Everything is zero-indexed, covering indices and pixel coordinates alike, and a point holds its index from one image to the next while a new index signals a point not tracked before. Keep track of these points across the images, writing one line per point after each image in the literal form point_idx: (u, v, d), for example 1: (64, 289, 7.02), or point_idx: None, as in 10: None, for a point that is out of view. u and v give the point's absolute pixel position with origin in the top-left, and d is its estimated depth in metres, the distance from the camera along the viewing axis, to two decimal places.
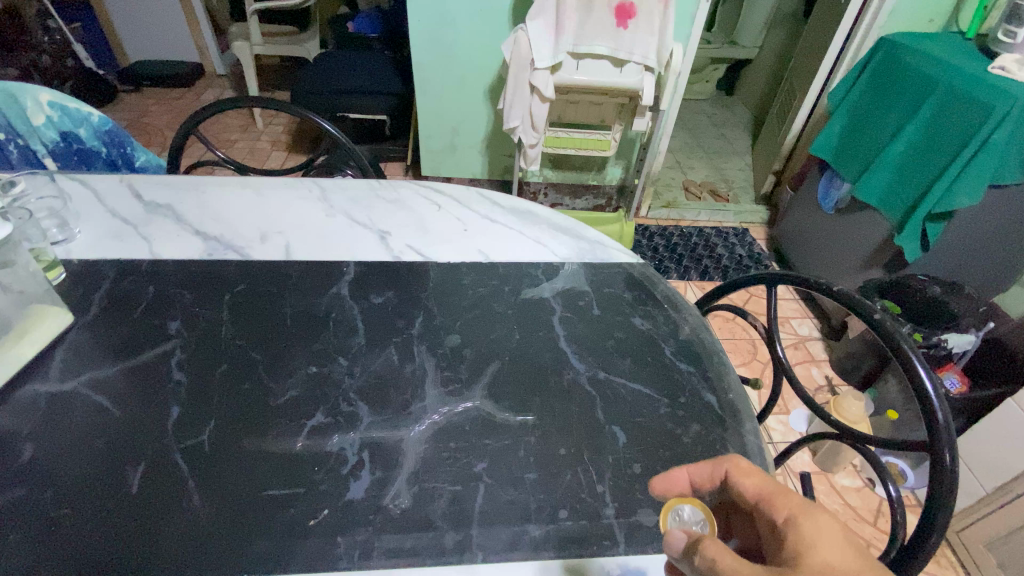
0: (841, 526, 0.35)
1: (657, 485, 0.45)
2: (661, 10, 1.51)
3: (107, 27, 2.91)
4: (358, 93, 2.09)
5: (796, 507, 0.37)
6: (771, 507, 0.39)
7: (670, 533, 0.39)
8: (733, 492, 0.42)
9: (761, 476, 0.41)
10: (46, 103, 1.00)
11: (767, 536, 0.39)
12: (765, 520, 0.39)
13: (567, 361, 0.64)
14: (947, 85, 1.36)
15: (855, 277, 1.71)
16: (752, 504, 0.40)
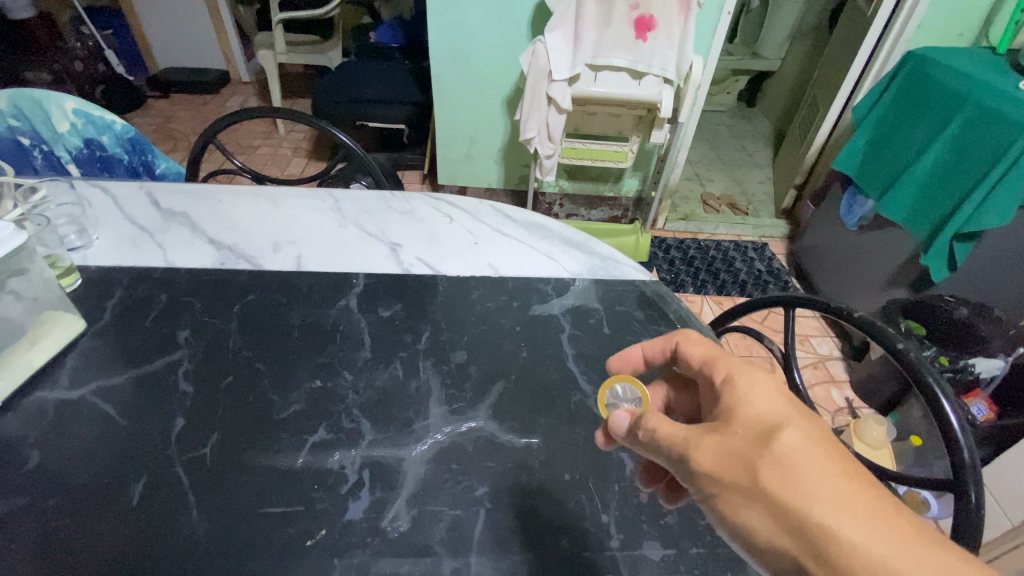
0: (770, 378, 0.40)
1: (615, 360, 0.56)
2: (681, 22, 1.50)
3: (138, 35, 3.01)
4: (378, 102, 2.12)
5: (733, 368, 0.42)
6: (711, 368, 0.45)
7: (615, 417, 0.45)
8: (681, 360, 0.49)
9: (706, 345, 0.47)
10: (70, 110, 1.02)
11: (708, 392, 0.45)
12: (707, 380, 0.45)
13: (574, 382, 0.63)
14: (976, 103, 1.32)
15: (878, 296, 1.66)
16: (696, 368, 0.47)
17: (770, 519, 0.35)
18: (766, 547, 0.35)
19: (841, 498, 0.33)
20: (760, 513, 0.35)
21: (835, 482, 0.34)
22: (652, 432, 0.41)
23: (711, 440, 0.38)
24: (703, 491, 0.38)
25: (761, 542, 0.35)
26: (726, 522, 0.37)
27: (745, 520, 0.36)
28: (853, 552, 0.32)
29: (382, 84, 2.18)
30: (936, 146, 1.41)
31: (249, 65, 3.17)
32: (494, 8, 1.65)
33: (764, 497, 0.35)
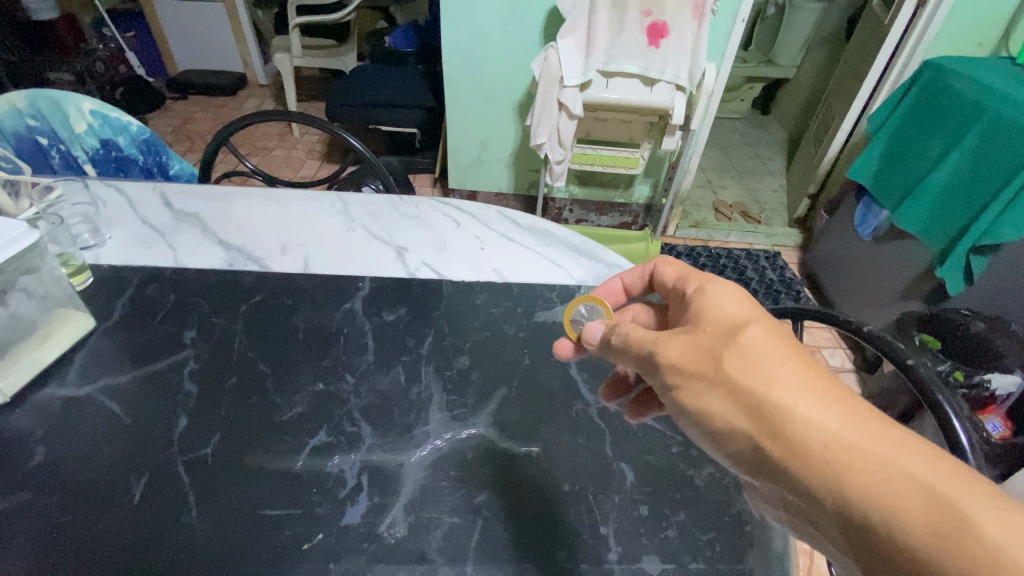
0: (736, 285, 0.43)
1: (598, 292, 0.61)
2: (694, 29, 1.49)
3: (158, 37, 3.07)
4: (391, 106, 2.14)
5: (705, 280, 0.45)
6: (684, 284, 0.47)
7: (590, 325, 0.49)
8: (659, 279, 0.52)
9: (682, 265, 0.50)
10: (88, 111, 1.05)
11: (681, 304, 0.47)
12: (681, 294, 0.47)
13: (577, 391, 0.63)
14: (995, 114, 1.30)
15: (892, 308, 1.63)
16: (671, 285, 0.50)
17: (728, 401, 0.36)
18: (727, 434, 0.37)
19: (798, 381, 0.35)
20: (720, 398, 0.36)
21: (794, 371, 0.35)
22: (624, 335, 0.44)
23: (679, 338, 0.40)
24: (669, 385, 0.40)
25: (722, 429, 0.37)
26: (691, 414, 0.38)
27: (705, 407, 0.37)
28: (806, 426, 0.33)
29: (395, 88, 2.20)
30: (953, 157, 1.39)
31: (266, 68, 3.21)
32: (508, 14, 1.66)
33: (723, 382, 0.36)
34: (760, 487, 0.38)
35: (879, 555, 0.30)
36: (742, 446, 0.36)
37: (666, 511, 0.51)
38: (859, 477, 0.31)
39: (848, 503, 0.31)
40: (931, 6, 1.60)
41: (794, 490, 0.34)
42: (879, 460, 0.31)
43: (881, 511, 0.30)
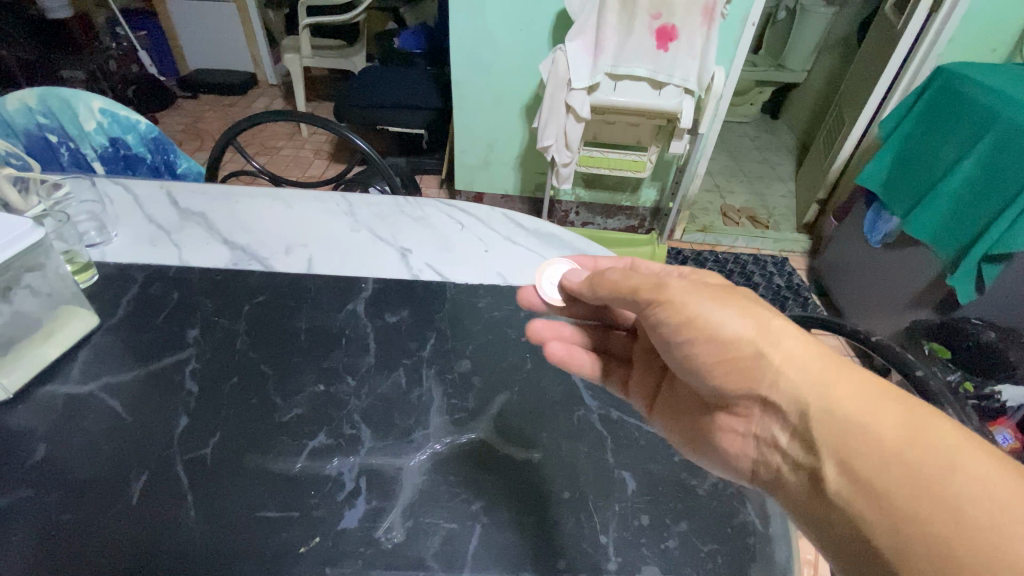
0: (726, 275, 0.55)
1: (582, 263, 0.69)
2: (703, 33, 1.48)
3: (170, 37, 3.10)
4: (399, 107, 2.14)
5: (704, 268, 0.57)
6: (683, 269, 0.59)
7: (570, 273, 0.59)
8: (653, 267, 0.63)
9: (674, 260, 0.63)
10: (97, 110, 1.06)
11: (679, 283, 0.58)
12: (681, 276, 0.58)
13: (578, 398, 0.62)
14: (1009, 121, 1.28)
15: (902, 316, 1.61)
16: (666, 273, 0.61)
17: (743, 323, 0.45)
18: (732, 345, 0.45)
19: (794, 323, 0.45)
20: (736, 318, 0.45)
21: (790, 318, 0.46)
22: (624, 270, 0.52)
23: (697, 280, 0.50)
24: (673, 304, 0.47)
25: (729, 342, 0.45)
26: (699, 331, 0.46)
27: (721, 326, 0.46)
28: (806, 348, 0.43)
29: (404, 89, 2.20)
30: (965, 164, 1.37)
31: (276, 68, 3.23)
32: (516, 16, 1.66)
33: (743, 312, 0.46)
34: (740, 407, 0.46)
35: (852, 441, 0.38)
36: (745, 358, 0.44)
37: (667, 521, 0.51)
38: (846, 385, 0.40)
39: (833, 402, 0.40)
40: (945, 11, 1.59)
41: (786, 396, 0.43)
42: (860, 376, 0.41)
43: (859, 408, 0.39)
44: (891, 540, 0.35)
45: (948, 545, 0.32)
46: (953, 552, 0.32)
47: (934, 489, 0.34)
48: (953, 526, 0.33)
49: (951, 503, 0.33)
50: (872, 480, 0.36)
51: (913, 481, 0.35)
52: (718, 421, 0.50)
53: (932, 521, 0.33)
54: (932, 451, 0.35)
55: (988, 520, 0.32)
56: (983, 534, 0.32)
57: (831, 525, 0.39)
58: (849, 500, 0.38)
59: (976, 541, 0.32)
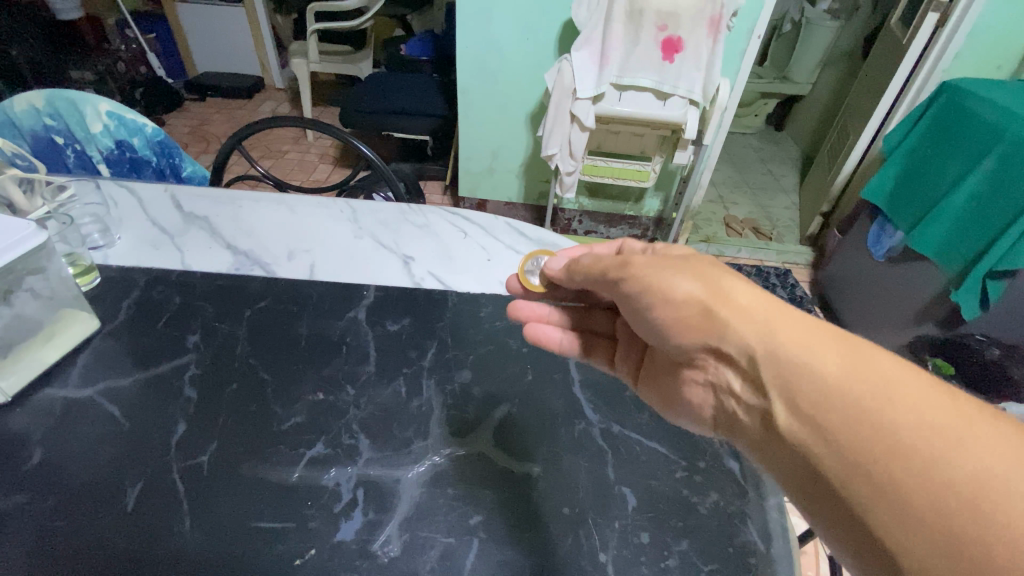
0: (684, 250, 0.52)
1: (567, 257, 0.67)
2: (709, 45, 1.49)
3: (179, 39, 3.13)
4: (404, 113, 2.15)
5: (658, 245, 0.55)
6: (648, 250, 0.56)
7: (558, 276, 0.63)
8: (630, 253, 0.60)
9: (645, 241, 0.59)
10: (104, 112, 1.06)
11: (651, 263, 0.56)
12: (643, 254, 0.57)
13: (580, 410, 0.61)
14: (1015, 137, 1.28)
15: (906, 331, 1.60)
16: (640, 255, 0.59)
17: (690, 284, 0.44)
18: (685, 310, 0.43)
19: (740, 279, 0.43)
20: (686, 276, 0.44)
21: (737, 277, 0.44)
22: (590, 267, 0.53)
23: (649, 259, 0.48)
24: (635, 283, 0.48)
25: (681, 306, 0.44)
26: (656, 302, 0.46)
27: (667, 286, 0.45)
28: (752, 295, 0.41)
29: (410, 95, 2.21)
30: (970, 179, 1.36)
31: (283, 72, 3.25)
32: (523, 25, 1.67)
33: (692, 270, 0.45)
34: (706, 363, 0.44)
35: (801, 389, 0.36)
36: (697, 318, 0.43)
37: (667, 540, 0.50)
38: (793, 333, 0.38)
39: (776, 348, 0.38)
40: (951, 26, 1.59)
41: (732, 345, 0.41)
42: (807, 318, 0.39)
43: (804, 354, 0.37)
44: (833, 478, 0.34)
45: (889, 470, 0.31)
46: (902, 484, 0.30)
47: (875, 428, 0.32)
48: (892, 451, 0.31)
49: (891, 439, 0.32)
50: (815, 421, 0.35)
51: (858, 419, 0.33)
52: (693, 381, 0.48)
53: (878, 457, 0.32)
54: (873, 385, 0.34)
55: (929, 449, 0.30)
56: (917, 466, 0.30)
57: (794, 468, 0.38)
58: (804, 439, 0.36)
59: (912, 475, 0.30)
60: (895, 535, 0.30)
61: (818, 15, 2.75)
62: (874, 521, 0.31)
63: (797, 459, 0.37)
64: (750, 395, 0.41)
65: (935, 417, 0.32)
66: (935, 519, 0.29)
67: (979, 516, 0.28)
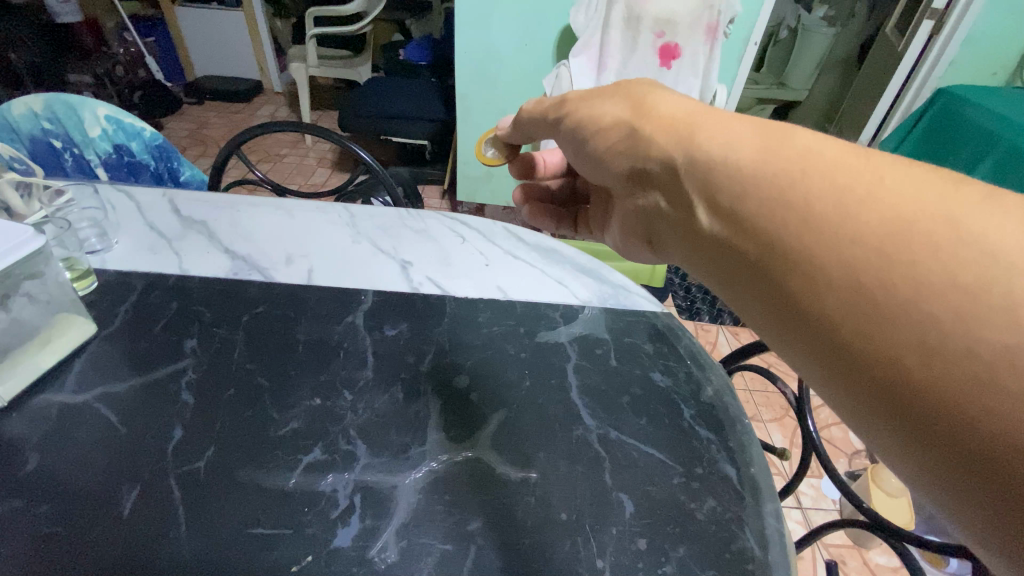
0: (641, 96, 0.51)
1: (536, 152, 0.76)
2: (706, 51, 1.50)
3: (178, 44, 3.13)
4: (403, 118, 2.15)
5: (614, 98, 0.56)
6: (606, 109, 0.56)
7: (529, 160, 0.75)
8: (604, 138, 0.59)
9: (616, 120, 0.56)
10: (103, 116, 1.07)
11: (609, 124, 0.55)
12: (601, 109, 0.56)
13: (577, 416, 0.62)
14: (1008, 144, 1.29)
15: None
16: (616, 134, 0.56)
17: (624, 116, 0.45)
18: (617, 133, 0.45)
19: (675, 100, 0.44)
20: (621, 108, 0.46)
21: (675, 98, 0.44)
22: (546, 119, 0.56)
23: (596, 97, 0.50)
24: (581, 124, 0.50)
25: (616, 131, 0.46)
26: (595, 133, 0.48)
27: (610, 122, 0.46)
28: (678, 108, 0.43)
29: (409, 100, 2.22)
30: None
31: (282, 76, 3.26)
32: (522, 31, 1.68)
33: (627, 103, 0.46)
34: (635, 183, 0.45)
35: (715, 180, 0.36)
36: (625, 136, 0.44)
37: (664, 546, 0.50)
38: (712, 132, 0.38)
39: (700, 144, 0.38)
40: (945, 34, 1.60)
41: (657, 152, 0.41)
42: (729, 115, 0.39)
43: (724, 150, 0.36)
44: (748, 246, 0.33)
45: (799, 238, 0.30)
46: (813, 254, 0.29)
47: (798, 209, 0.31)
48: (804, 218, 0.30)
49: (815, 195, 0.30)
50: (730, 196, 0.34)
51: (771, 196, 0.32)
52: (629, 216, 0.49)
53: (789, 228, 0.31)
54: (786, 161, 0.33)
55: (840, 211, 0.29)
56: (831, 206, 0.30)
57: (711, 270, 0.37)
58: (717, 232, 0.35)
59: (825, 213, 0.30)
60: (809, 284, 0.29)
61: (814, 22, 2.77)
62: (799, 304, 0.30)
63: (721, 257, 0.35)
64: (670, 207, 0.41)
65: (847, 183, 0.30)
66: (865, 283, 0.27)
67: (910, 265, 0.26)
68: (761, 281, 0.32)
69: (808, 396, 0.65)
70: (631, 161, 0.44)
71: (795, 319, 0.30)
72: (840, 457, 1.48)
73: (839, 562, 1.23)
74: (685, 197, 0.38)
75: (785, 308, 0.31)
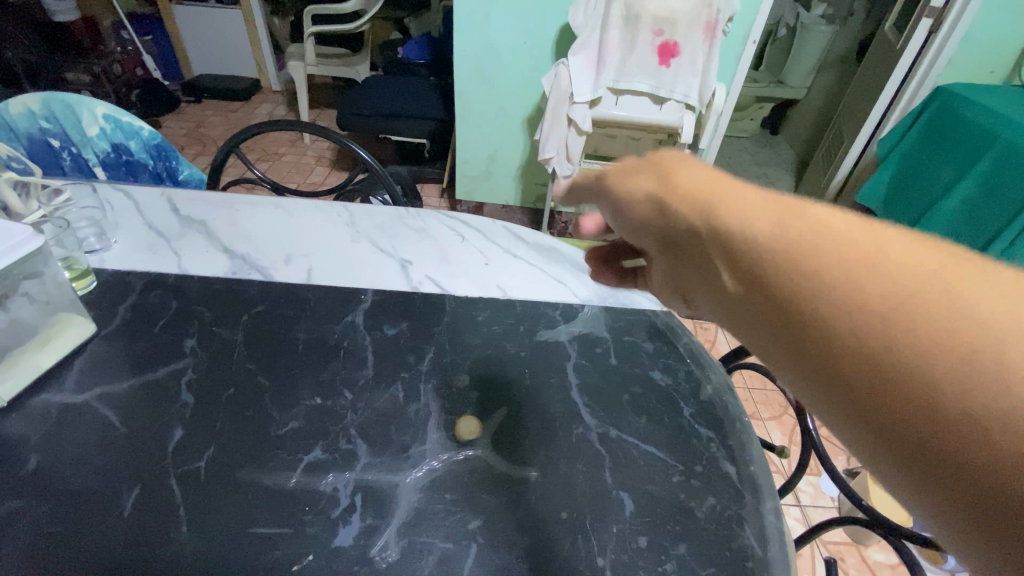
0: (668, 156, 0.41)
1: None
2: (705, 50, 1.50)
3: (175, 42, 3.12)
4: (401, 117, 2.15)
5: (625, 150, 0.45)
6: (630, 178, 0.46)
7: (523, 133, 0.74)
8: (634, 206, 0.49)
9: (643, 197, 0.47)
10: (101, 115, 1.06)
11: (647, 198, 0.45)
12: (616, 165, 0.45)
13: (577, 415, 0.62)
14: (1006, 143, 1.29)
15: None
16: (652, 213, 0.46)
17: (638, 178, 0.37)
18: (646, 220, 0.36)
19: (708, 174, 0.34)
20: (645, 185, 0.36)
21: (706, 170, 0.34)
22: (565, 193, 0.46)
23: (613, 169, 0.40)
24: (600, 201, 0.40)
25: (644, 217, 0.36)
26: (619, 215, 0.38)
27: (625, 189, 0.38)
28: (716, 186, 0.33)
29: (408, 98, 2.21)
30: (964, 184, 1.38)
31: (280, 74, 3.26)
32: (521, 30, 1.68)
33: (642, 169, 0.37)
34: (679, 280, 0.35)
35: (805, 312, 0.27)
36: (659, 228, 0.35)
37: (664, 544, 0.50)
38: (780, 235, 0.28)
39: (767, 253, 0.28)
40: (944, 32, 1.61)
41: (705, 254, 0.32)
42: (776, 194, 0.31)
43: (808, 271, 0.26)
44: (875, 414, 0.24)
45: (955, 415, 0.22)
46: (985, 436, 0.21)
47: (944, 370, 0.22)
48: (959, 388, 0.22)
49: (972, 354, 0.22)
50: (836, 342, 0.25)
51: (896, 348, 0.24)
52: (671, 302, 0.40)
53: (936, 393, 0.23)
54: (907, 295, 0.24)
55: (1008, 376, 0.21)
56: (998, 369, 0.22)
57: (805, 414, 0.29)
58: (813, 381, 0.27)
59: (991, 380, 0.22)
60: (986, 476, 0.22)
61: (813, 21, 2.77)
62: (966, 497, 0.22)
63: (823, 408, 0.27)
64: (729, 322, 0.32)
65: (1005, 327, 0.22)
66: None
67: None
68: (902, 461, 0.24)
69: None
70: (672, 260, 0.35)
71: (968, 501, 0.22)
72: (838, 455, 1.49)
73: (838, 559, 1.24)
74: (741, 301, 0.30)
75: (947, 485, 0.23)
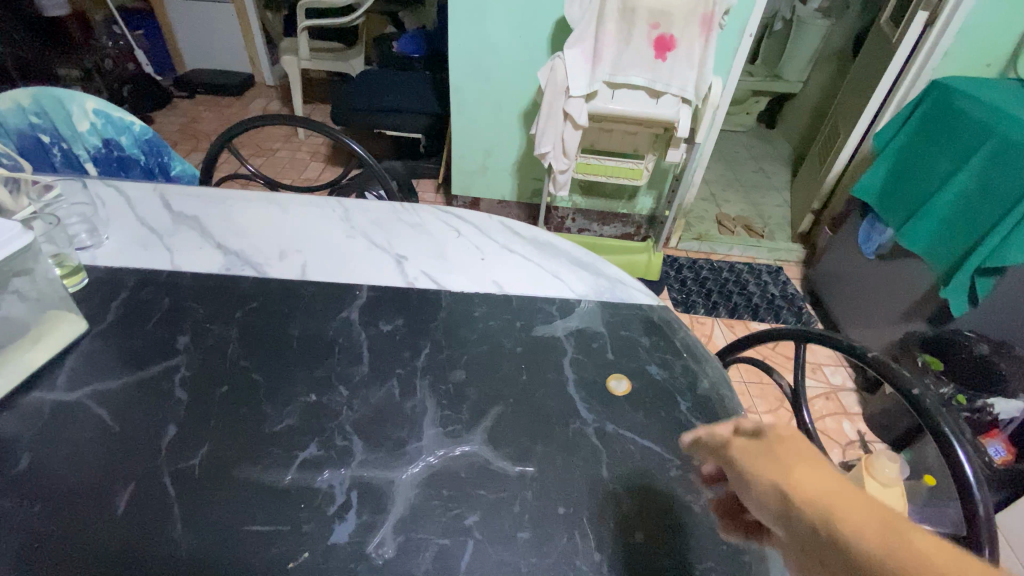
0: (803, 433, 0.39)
1: None
2: (701, 43, 1.49)
3: (167, 37, 3.09)
4: (396, 112, 2.14)
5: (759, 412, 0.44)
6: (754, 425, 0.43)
7: None
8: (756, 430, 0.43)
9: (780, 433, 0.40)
10: (91, 110, 1.05)
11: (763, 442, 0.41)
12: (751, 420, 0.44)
13: (574, 410, 0.62)
14: (1002, 136, 1.29)
15: (896, 327, 1.62)
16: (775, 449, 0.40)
17: (757, 467, 0.37)
18: (769, 513, 0.35)
19: (829, 480, 0.34)
20: (766, 477, 0.36)
21: (828, 477, 0.34)
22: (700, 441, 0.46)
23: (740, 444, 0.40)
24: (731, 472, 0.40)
25: (767, 509, 0.36)
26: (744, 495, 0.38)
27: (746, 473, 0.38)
28: (834, 496, 0.32)
29: (403, 93, 2.20)
30: (960, 177, 1.38)
31: (273, 68, 3.25)
32: (516, 23, 1.66)
33: (761, 454, 0.38)
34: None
35: None
36: (781, 530, 0.34)
37: (661, 538, 0.50)
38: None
39: None
40: (940, 25, 1.60)
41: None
42: (906, 526, 0.29)
43: None
44: None
45: None
46: None
47: None
48: None
49: None
50: None
51: None
52: None
53: None
54: None
55: None
56: None
57: None
58: None
59: None
60: None
61: (809, 14, 2.76)
62: None
63: None
64: None
65: None
66: None
67: None
68: None
69: (803, 389, 0.64)
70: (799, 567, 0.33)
71: None
72: (834, 449, 1.50)
73: None
74: None
75: None
